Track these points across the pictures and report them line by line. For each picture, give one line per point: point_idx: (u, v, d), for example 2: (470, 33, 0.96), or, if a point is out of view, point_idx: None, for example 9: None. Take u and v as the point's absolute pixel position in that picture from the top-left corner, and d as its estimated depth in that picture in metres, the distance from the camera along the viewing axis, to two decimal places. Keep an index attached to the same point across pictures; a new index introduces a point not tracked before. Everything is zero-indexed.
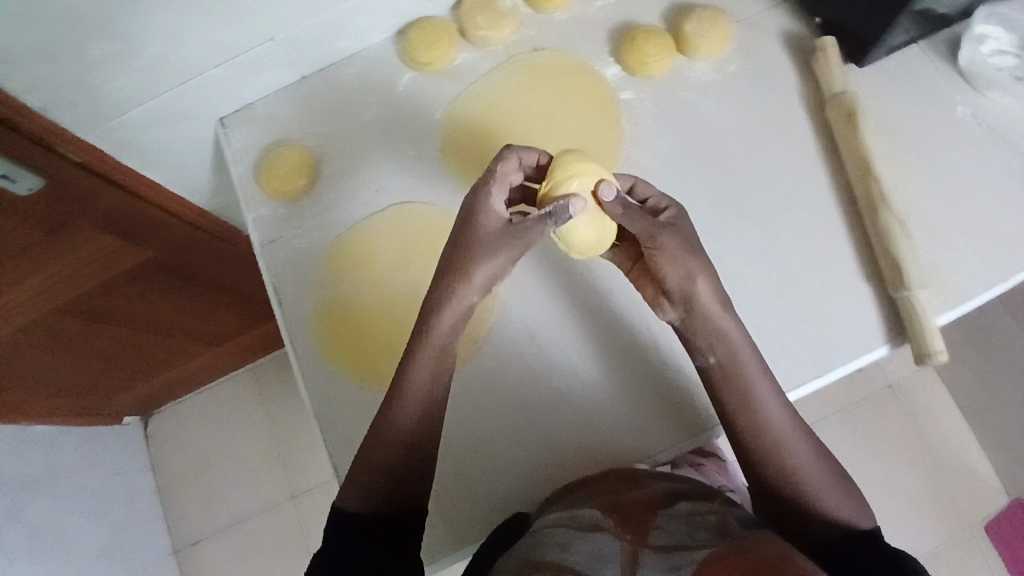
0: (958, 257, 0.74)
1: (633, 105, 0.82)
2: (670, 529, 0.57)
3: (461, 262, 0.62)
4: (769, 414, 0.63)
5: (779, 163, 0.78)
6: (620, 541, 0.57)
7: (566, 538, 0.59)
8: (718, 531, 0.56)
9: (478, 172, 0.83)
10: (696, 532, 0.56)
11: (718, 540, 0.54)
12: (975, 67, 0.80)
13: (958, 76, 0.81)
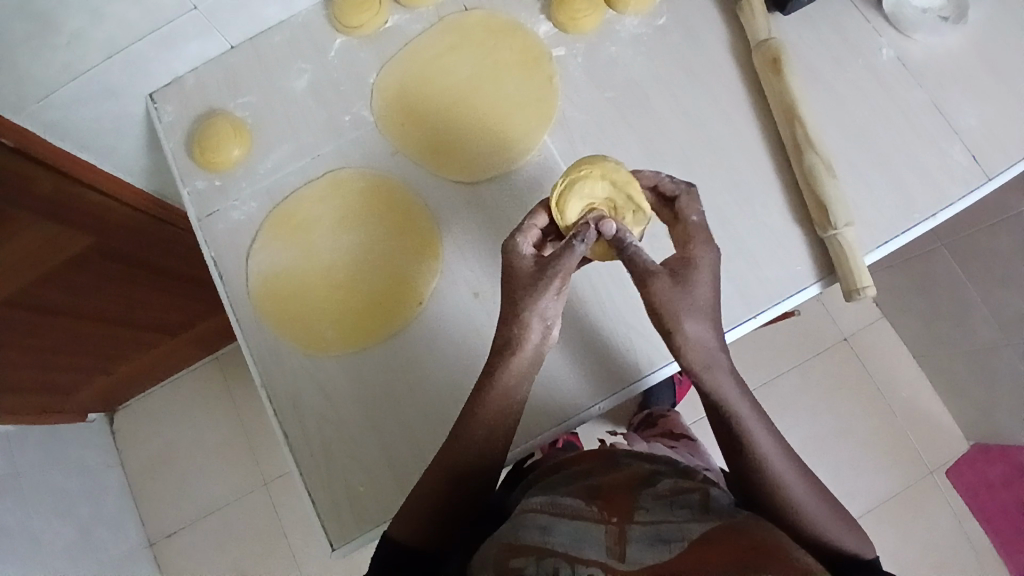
0: (882, 193, 0.75)
1: (565, 61, 0.82)
2: (653, 507, 0.61)
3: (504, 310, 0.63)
4: (775, 462, 0.61)
5: (707, 112, 0.79)
6: (605, 525, 0.59)
7: (546, 521, 0.59)
8: (702, 507, 0.60)
9: (416, 132, 0.81)
10: (678, 507, 0.61)
11: (705, 516, 0.58)
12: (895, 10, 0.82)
13: (881, 19, 0.82)
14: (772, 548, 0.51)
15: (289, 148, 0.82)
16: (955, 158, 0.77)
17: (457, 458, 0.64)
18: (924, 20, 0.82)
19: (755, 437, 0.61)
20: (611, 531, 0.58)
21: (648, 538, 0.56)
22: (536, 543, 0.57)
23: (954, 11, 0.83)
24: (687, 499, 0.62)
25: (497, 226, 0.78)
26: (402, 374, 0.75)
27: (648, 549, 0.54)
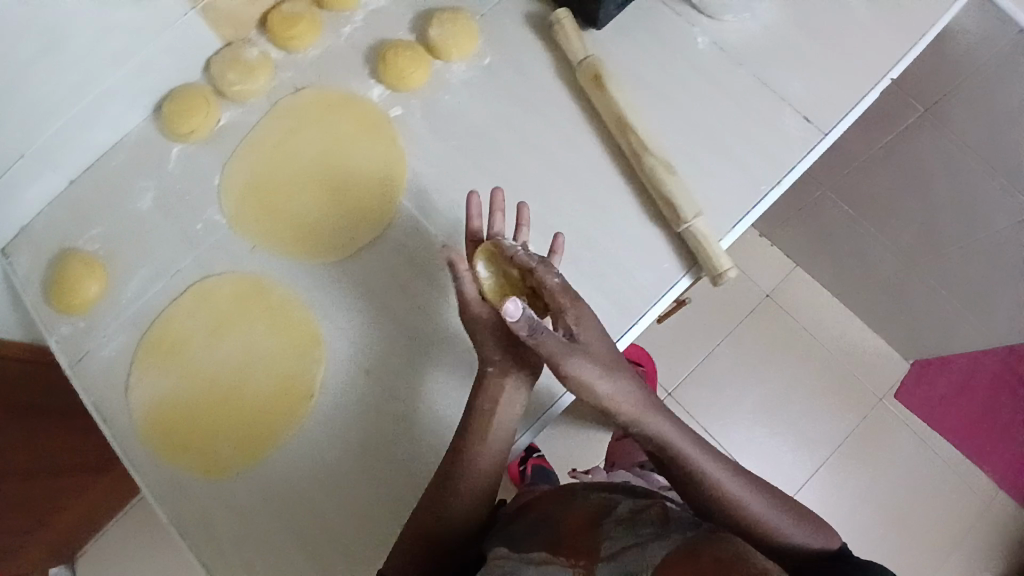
0: (728, 177, 0.79)
1: (405, 120, 0.82)
2: (617, 535, 0.58)
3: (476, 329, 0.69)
4: (727, 485, 0.64)
5: (549, 138, 0.81)
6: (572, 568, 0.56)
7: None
8: (662, 525, 0.57)
9: (274, 224, 0.79)
10: (639, 529, 0.58)
11: (668, 536, 0.55)
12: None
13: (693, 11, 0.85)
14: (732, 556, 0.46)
15: (150, 272, 0.79)
16: (788, 124, 0.81)
17: (430, 515, 0.66)
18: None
19: (696, 470, 0.65)
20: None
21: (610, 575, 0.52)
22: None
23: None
24: (648, 518, 0.59)
25: (373, 300, 0.77)
26: (312, 465, 0.74)
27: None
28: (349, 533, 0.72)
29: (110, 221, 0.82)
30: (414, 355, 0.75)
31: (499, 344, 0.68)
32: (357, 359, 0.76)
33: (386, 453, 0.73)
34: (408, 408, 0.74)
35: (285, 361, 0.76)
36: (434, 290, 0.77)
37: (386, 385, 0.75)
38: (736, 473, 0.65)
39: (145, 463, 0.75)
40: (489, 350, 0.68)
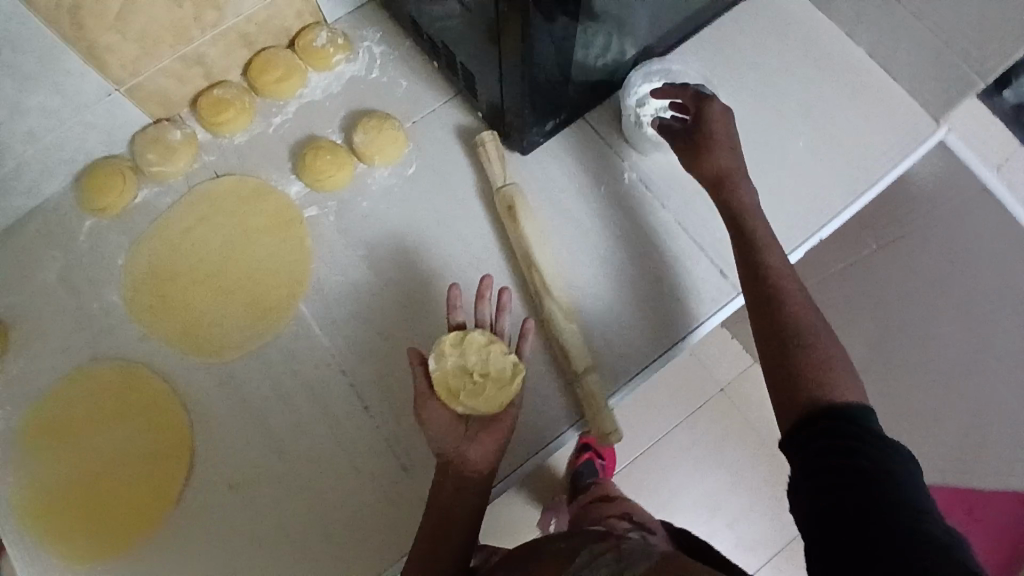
0: (634, 325, 0.77)
1: (318, 222, 0.81)
2: None
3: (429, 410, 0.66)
4: (808, 317, 0.60)
5: (460, 260, 0.79)
6: None
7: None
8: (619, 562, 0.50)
9: (170, 315, 0.78)
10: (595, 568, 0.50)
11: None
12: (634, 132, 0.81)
13: (623, 144, 0.84)
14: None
15: (41, 348, 0.78)
16: (705, 276, 0.79)
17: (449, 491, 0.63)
18: None
19: (781, 282, 0.62)
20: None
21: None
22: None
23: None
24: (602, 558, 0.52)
25: (255, 407, 0.75)
26: (165, 574, 0.72)
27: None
28: None
29: (10, 290, 0.80)
30: (285, 473, 0.74)
31: (455, 421, 0.65)
32: (229, 467, 0.74)
33: (239, 575, 0.71)
34: (269, 529, 0.72)
35: (156, 460, 0.74)
36: (316, 406, 0.76)
37: (252, 501, 0.73)
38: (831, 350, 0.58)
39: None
40: (439, 432, 0.65)
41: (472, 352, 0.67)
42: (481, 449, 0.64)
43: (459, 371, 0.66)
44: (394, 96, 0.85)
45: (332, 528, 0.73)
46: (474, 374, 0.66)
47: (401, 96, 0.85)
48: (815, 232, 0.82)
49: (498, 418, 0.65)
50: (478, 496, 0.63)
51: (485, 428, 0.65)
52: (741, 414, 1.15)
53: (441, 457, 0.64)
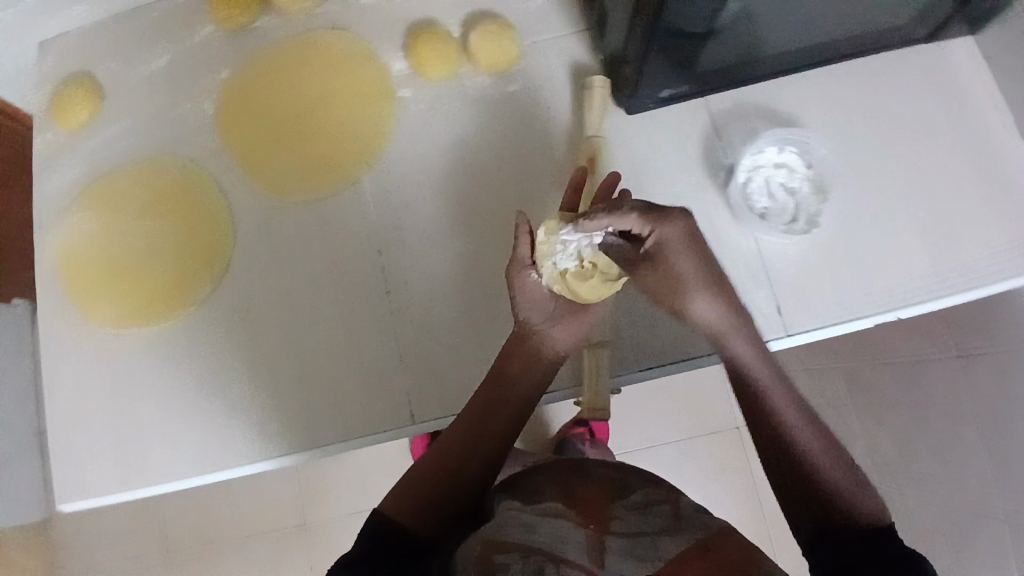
0: (664, 321, 0.76)
1: (406, 104, 0.81)
2: (627, 516, 0.59)
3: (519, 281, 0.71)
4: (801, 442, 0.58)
5: (522, 192, 0.78)
6: (583, 527, 0.57)
7: (531, 521, 0.58)
8: (674, 517, 0.59)
9: (246, 140, 0.82)
10: (650, 517, 0.59)
11: (676, 527, 0.57)
12: (731, 149, 0.80)
13: (723, 145, 0.80)
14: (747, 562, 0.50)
15: (128, 127, 0.84)
16: (752, 301, 0.77)
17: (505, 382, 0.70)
18: (771, 214, 0.79)
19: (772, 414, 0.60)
20: (591, 537, 0.56)
21: (623, 552, 0.54)
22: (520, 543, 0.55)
23: (814, 186, 0.80)
24: (659, 509, 0.61)
25: (287, 252, 0.79)
26: (165, 361, 0.78)
27: (625, 560, 0.52)
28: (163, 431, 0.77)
29: (119, 66, 0.86)
30: (291, 320, 0.77)
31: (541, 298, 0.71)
32: (248, 294, 0.78)
33: (221, 389, 0.77)
34: (260, 362, 0.77)
35: (192, 262, 0.79)
36: (341, 274, 0.78)
37: (255, 332, 0.78)
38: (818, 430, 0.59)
39: (42, 290, 0.82)
40: (523, 304, 0.71)
41: (585, 244, 0.68)
42: (564, 333, 0.72)
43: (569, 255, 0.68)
44: (523, 9, 0.83)
45: (315, 386, 0.76)
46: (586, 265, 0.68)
47: (531, 11, 0.83)
48: (889, 308, 0.77)
49: (584, 312, 0.72)
50: (543, 370, 0.72)
51: (574, 315, 0.72)
52: (744, 454, 1.17)
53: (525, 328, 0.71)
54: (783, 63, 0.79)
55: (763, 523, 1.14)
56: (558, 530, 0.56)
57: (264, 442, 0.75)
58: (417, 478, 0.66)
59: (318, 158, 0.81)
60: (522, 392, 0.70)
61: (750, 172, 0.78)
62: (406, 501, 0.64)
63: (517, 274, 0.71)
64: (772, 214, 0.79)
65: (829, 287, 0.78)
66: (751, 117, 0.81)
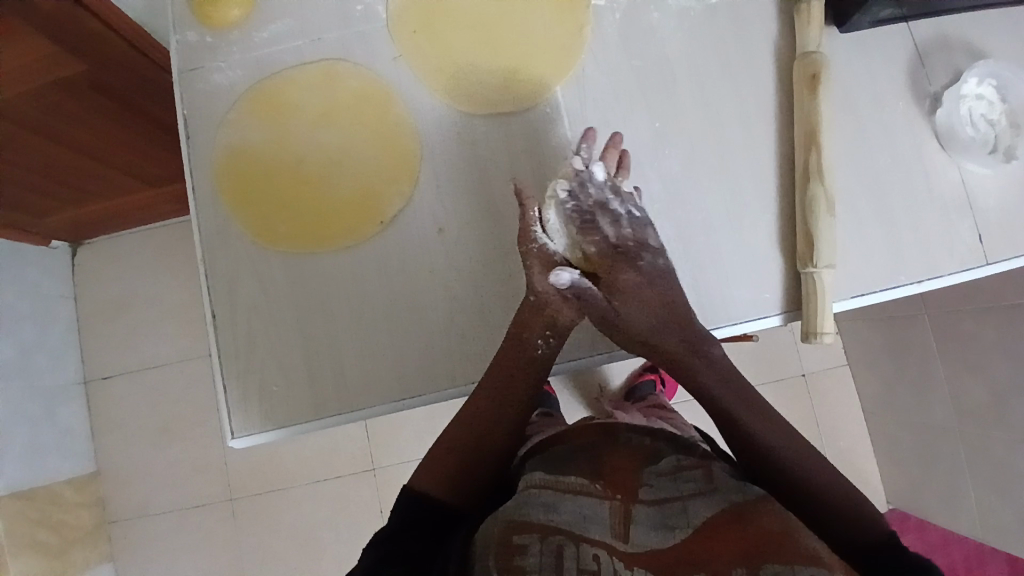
0: (872, 247, 0.74)
1: (603, 14, 0.76)
2: (659, 482, 0.61)
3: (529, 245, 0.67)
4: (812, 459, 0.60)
5: (727, 112, 0.74)
6: (609, 502, 0.58)
7: (551, 499, 0.57)
8: (708, 480, 0.60)
9: (428, 45, 0.75)
10: (682, 480, 0.61)
11: (709, 490, 0.59)
12: (932, 76, 0.78)
13: (926, 70, 0.78)
14: (779, 536, 0.52)
15: (294, 28, 0.77)
16: (956, 229, 0.75)
17: (519, 348, 0.68)
18: (975, 142, 0.76)
19: (776, 434, 0.62)
20: (615, 509, 0.58)
21: (652, 523, 0.56)
22: (540, 522, 0.55)
23: (1012, 120, 0.76)
24: (692, 473, 0.62)
25: (479, 167, 0.74)
26: (347, 284, 0.72)
27: (651, 532, 0.55)
28: (346, 363, 0.71)
29: None
30: (489, 241, 0.73)
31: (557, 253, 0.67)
32: (435, 212, 0.73)
33: (416, 314, 0.72)
34: (458, 285, 0.72)
35: (377, 177, 0.73)
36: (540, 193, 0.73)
37: (449, 252, 0.73)
38: (786, 429, 0.62)
39: (194, 205, 0.75)
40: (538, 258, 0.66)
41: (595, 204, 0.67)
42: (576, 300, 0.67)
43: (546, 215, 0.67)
44: None
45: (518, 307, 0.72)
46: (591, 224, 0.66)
47: None
48: None
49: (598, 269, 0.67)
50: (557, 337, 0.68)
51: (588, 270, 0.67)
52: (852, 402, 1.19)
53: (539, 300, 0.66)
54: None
55: None
56: (580, 508, 0.57)
57: (471, 366, 0.71)
58: (444, 451, 0.66)
59: (507, 66, 0.75)
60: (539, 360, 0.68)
61: (958, 100, 0.76)
62: (441, 476, 0.65)
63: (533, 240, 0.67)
64: (974, 143, 0.76)
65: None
66: (952, 45, 0.79)
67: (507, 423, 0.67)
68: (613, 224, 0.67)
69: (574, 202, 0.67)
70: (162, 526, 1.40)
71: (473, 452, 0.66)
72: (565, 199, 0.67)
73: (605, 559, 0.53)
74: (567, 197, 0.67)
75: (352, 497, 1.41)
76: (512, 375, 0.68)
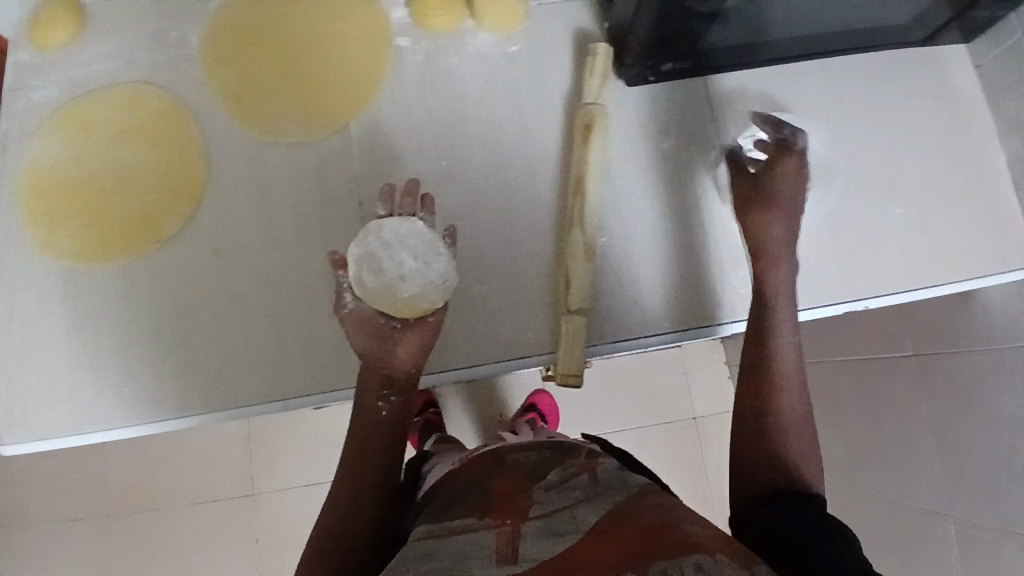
0: (644, 295, 0.75)
1: (404, 54, 0.79)
2: (544, 498, 0.52)
3: (359, 312, 0.65)
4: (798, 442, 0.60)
5: (513, 154, 0.77)
6: (494, 525, 0.48)
7: (427, 547, 0.47)
8: (594, 487, 0.53)
9: (232, 74, 0.78)
10: (568, 492, 0.53)
11: (597, 496, 0.51)
12: (720, 132, 0.79)
13: (716, 124, 0.79)
14: (663, 526, 0.45)
15: (106, 51, 0.80)
16: (733, 281, 0.76)
17: (365, 420, 0.64)
18: None
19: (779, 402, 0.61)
20: (502, 532, 0.47)
21: (540, 532, 0.47)
22: (418, 572, 0.44)
23: None
24: (576, 482, 0.55)
25: (265, 192, 0.75)
26: (121, 300, 0.73)
27: (538, 541, 0.45)
28: (108, 380, 0.72)
29: None
30: (264, 267, 0.74)
31: (385, 333, 0.65)
32: (214, 235, 0.74)
33: (189, 328, 0.72)
34: (228, 307, 0.73)
35: (162, 199, 0.75)
36: (319, 221, 0.75)
37: (225, 275, 0.73)
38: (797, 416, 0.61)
39: None
40: (365, 345, 0.65)
41: (401, 242, 0.69)
42: (409, 347, 0.66)
43: (360, 277, 0.67)
44: None
45: (282, 334, 0.72)
46: (383, 275, 0.67)
47: None
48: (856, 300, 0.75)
49: (421, 321, 0.66)
50: (406, 386, 0.66)
51: (421, 325, 0.66)
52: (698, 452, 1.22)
53: (367, 360, 0.65)
54: (793, 49, 0.78)
55: (704, 497, 1.21)
56: (462, 542, 0.47)
57: (226, 388, 0.71)
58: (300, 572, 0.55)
59: (306, 100, 0.77)
60: (390, 421, 0.64)
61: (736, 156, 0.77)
62: None
63: (352, 321, 0.65)
64: None
65: (804, 270, 0.77)
66: (747, 100, 0.80)
67: (369, 500, 0.60)
68: (427, 262, 0.69)
69: (383, 243, 0.69)
70: (21, 551, 1.26)
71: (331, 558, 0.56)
72: (380, 243, 0.69)
73: None
74: (378, 246, 0.69)
75: (225, 526, 1.25)
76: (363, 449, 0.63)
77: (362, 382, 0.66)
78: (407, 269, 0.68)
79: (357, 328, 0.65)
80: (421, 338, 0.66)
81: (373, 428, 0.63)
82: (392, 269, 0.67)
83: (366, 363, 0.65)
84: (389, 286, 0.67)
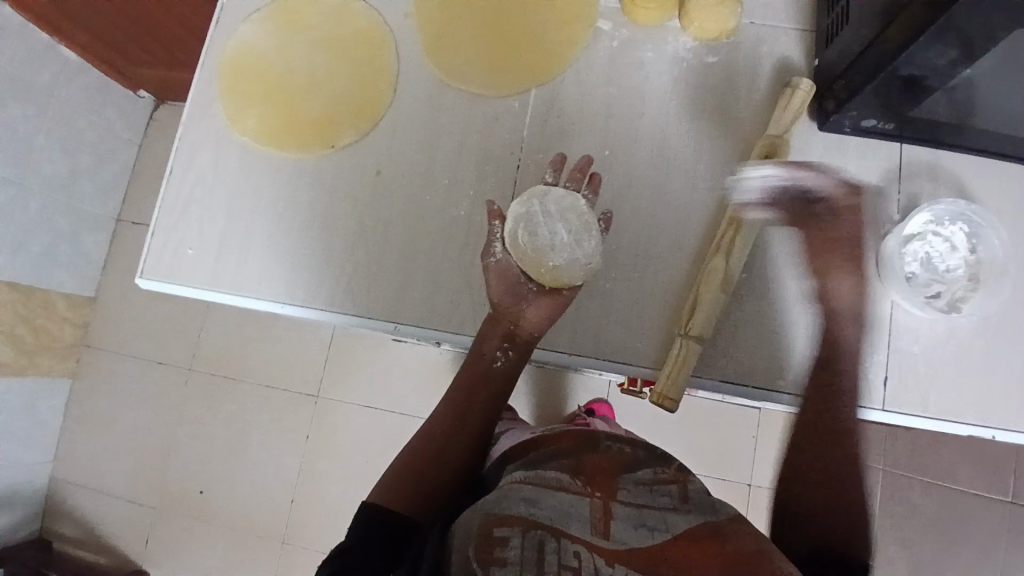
0: (764, 343, 0.72)
1: (601, 36, 0.79)
2: (633, 489, 0.52)
3: (503, 265, 0.70)
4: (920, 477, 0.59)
5: (679, 164, 0.76)
6: (586, 496, 0.50)
7: (525, 493, 0.51)
8: (684, 500, 0.52)
9: (437, 12, 0.81)
10: (657, 494, 0.52)
11: (686, 509, 0.51)
12: (899, 205, 0.74)
13: (898, 197, 0.75)
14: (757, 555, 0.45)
15: None
16: (864, 359, 0.71)
17: (478, 370, 0.70)
18: (915, 283, 0.72)
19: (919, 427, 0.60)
20: (594, 506, 0.50)
21: (630, 520, 0.48)
22: (520, 518, 0.48)
23: (973, 273, 0.71)
24: (666, 487, 0.53)
25: (435, 130, 0.78)
26: (282, 189, 0.79)
27: (629, 528, 0.47)
28: (252, 254, 0.78)
29: None
30: (415, 198, 0.77)
31: (520, 292, 0.70)
32: (379, 156, 0.78)
33: (329, 233, 0.77)
34: (372, 224, 0.77)
35: (345, 110, 0.80)
36: (475, 172, 0.77)
37: (378, 195, 0.77)
38: None
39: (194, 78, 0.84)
40: (500, 297, 0.70)
41: (560, 213, 0.71)
42: (538, 311, 0.70)
43: (514, 235, 0.71)
44: None
45: (412, 265, 0.76)
46: (537, 239, 0.70)
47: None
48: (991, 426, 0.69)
49: (554, 292, 0.70)
50: (525, 348, 0.71)
51: (554, 295, 0.70)
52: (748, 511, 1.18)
53: (498, 310, 0.70)
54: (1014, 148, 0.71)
55: None
56: (559, 503, 0.50)
57: (349, 298, 0.76)
58: (405, 470, 0.63)
59: (498, 56, 0.79)
60: (502, 372, 0.70)
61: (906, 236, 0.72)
62: (398, 493, 0.61)
63: (493, 272, 0.70)
64: (916, 283, 0.72)
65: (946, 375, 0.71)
66: (939, 180, 0.74)
67: (479, 430, 0.67)
68: (578, 241, 0.71)
69: (543, 209, 0.71)
70: (120, 374, 1.40)
71: (428, 466, 0.63)
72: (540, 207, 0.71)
73: (586, 557, 0.45)
74: (536, 209, 0.71)
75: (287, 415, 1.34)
76: (473, 386, 0.69)
77: (487, 330, 0.70)
78: (557, 242, 0.70)
79: (495, 279, 0.70)
80: (550, 307, 0.70)
81: (485, 372, 0.70)
82: (546, 236, 0.70)
83: (498, 312, 0.70)
84: (537, 250, 0.70)
